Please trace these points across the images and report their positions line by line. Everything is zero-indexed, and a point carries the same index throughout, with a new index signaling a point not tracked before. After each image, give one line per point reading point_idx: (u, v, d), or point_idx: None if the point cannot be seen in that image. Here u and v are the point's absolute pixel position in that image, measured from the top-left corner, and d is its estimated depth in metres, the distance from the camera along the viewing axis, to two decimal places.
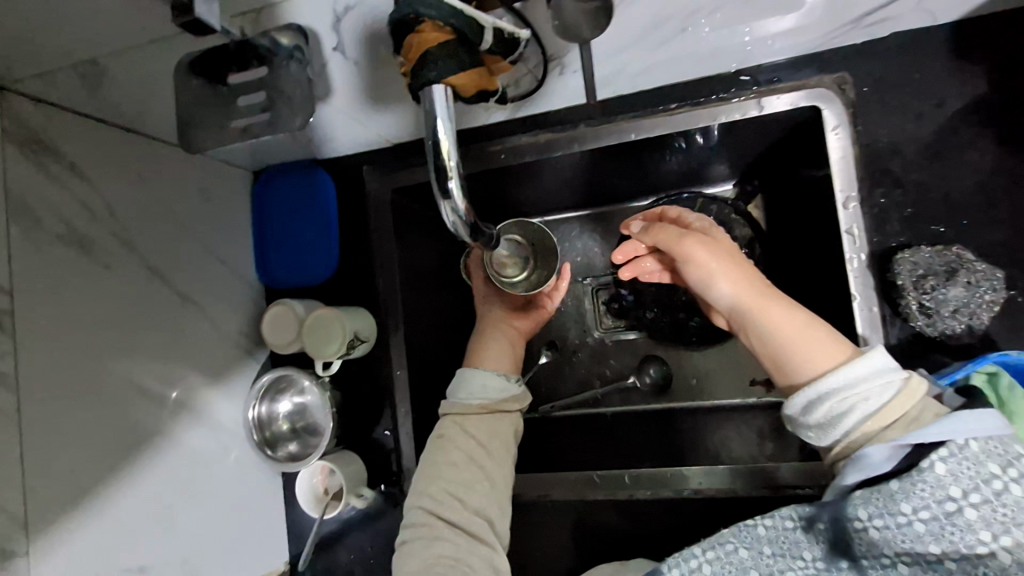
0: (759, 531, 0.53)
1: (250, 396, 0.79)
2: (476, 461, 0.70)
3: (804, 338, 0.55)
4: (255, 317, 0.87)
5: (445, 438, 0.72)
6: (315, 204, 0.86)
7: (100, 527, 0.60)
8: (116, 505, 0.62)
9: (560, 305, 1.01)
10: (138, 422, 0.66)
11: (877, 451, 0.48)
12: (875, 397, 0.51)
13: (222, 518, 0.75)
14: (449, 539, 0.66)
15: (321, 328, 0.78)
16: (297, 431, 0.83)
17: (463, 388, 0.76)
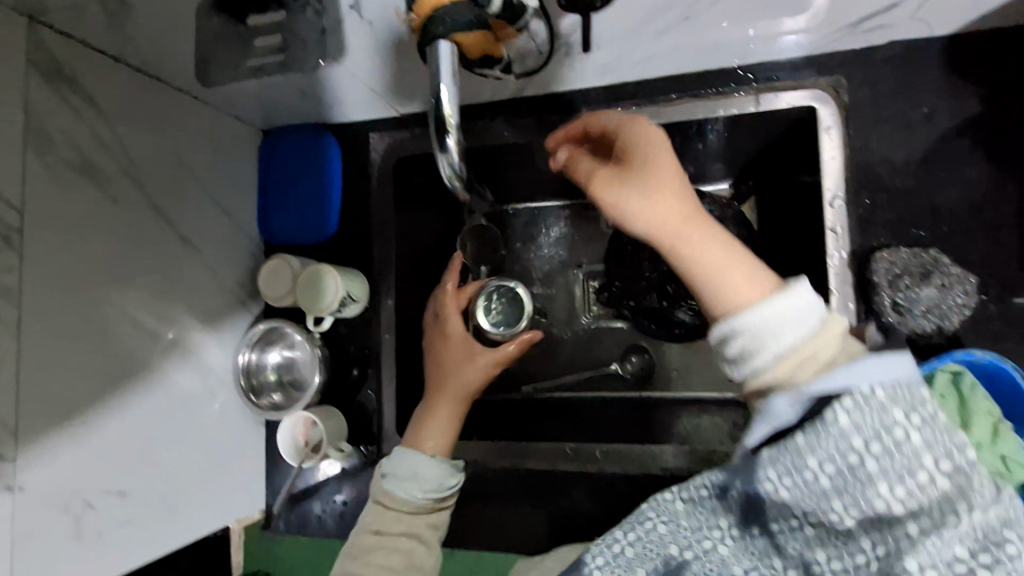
0: (676, 505, 0.53)
1: (244, 341, 0.81)
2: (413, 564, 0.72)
3: (723, 276, 0.52)
4: (252, 271, 0.89)
5: (385, 533, 0.72)
6: (319, 167, 0.88)
7: (85, 446, 0.62)
8: (101, 428, 0.64)
9: (551, 289, 1.03)
10: (130, 352, 0.69)
11: (780, 402, 0.46)
12: (798, 345, 0.48)
13: (203, 457, 0.78)
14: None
15: (314, 283, 0.80)
16: (283, 383, 0.85)
17: (408, 483, 0.75)
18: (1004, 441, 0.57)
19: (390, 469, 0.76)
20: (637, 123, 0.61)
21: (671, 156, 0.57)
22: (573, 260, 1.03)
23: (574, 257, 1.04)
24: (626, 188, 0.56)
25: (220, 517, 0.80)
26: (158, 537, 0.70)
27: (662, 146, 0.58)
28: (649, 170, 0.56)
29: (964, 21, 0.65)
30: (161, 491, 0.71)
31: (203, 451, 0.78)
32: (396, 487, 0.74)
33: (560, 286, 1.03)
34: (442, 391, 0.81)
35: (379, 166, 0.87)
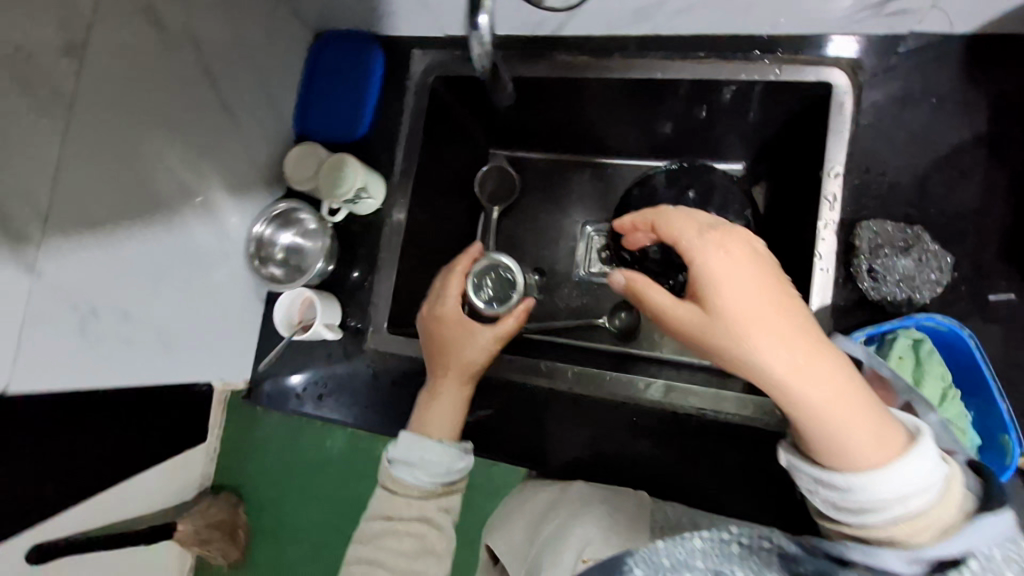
0: (733, 546, 0.49)
1: (264, 215, 0.87)
2: (425, 548, 0.72)
3: (847, 423, 0.48)
4: (281, 158, 0.95)
5: (397, 519, 0.73)
6: (361, 71, 0.93)
7: (102, 255, 0.67)
8: (120, 245, 0.70)
9: (558, 240, 1.10)
10: (157, 189, 0.74)
11: (895, 559, 0.45)
12: (911, 502, 0.46)
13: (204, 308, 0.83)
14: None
15: (337, 172, 0.86)
16: (287, 263, 0.90)
17: (416, 470, 0.73)
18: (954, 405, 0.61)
19: (398, 456, 0.75)
20: (709, 251, 0.54)
21: (768, 286, 0.52)
22: (585, 218, 1.09)
23: (584, 212, 1.10)
24: (721, 323, 0.52)
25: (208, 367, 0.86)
26: (149, 366, 0.77)
27: (749, 272, 0.53)
28: (750, 303, 0.51)
29: (985, 19, 0.69)
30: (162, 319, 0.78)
31: (206, 304, 0.83)
32: (405, 477, 0.74)
33: (565, 236, 1.09)
34: (454, 378, 0.80)
35: (418, 81, 0.92)
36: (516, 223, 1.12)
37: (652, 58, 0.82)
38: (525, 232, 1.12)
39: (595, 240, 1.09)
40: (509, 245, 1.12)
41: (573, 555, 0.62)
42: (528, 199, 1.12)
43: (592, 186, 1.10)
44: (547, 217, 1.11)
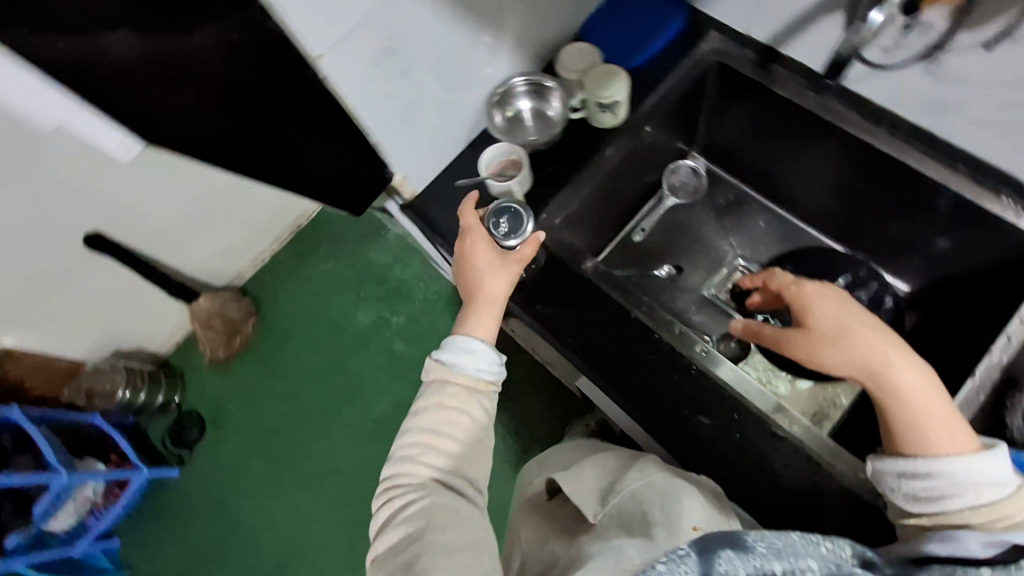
0: (794, 538, 0.59)
1: (530, 76, 0.96)
2: (471, 442, 0.79)
3: (931, 414, 0.72)
4: (552, 46, 1.02)
5: (444, 402, 0.80)
6: (662, 20, 1.02)
7: (426, 15, 0.75)
8: (438, 17, 0.78)
9: (708, 256, 1.16)
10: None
11: (976, 544, 0.63)
12: (976, 489, 0.65)
13: (435, 111, 0.91)
14: (443, 495, 0.75)
15: (602, 77, 0.93)
16: (512, 121, 0.97)
17: (465, 359, 0.81)
18: None
19: (444, 350, 0.83)
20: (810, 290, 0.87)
21: (863, 321, 0.82)
22: (740, 251, 1.16)
23: (743, 247, 1.16)
24: (828, 342, 0.81)
25: (404, 162, 0.93)
26: (382, 124, 0.84)
27: (840, 305, 0.84)
28: (850, 330, 0.81)
29: None
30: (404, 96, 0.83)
31: (437, 106, 0.90)
32: (453, 363, 0.80)
33: (716, 258, 1.16)
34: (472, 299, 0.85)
35: (700, 54, 1.00)
36: (680, 220, 1.19)
37: (914, 147, 0.89)
38: (683, 232, 1.18)
39: (737, 274, 1.15)
40: (663, 234, 1.18)
41: (688, 518, 0.65)
42: (701, 208, 1.19)
43: (764, 230, 1.17)
44: (708, 231, 1.18)
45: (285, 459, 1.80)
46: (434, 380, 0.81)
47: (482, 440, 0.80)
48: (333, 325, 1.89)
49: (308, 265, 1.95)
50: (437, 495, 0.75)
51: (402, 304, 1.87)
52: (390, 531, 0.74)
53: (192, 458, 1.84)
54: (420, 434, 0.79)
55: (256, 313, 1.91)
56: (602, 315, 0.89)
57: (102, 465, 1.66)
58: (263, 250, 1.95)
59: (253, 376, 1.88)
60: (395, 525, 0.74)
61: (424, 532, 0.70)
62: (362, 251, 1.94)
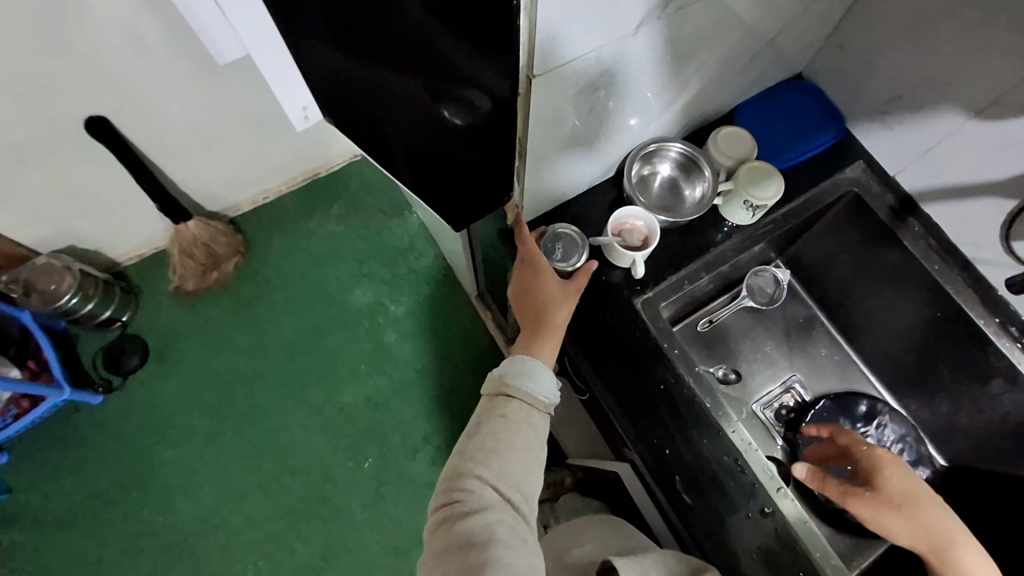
0: None
1: (689, 147, 0.91)
2: (528, 460, 0.83)
3: None
4: (701, 119, 0.97)
5: (509, 414, 0.84)
6: (815, 131, 0.99)
7: (632, 64, 0.72)
8: (638, 71, 0.74)
9: (766, 368, 1.13)
10: (678, 65, 0.78)
11: None
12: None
13: (582, 151, 0.86)
14: (506, 512, 0.77)
15: (756, 174, 0.87)
16: (645, 181, 0.93)
17: (527, 379, 0.86)
18: None
19: (507, 371, 0.87)
20: (878, 451, 0.87)
21: (926, 492, 0.83)
22: (798, 373, 1.14)
23: (800, 370, 1.14)
24: (899, 511, 0.81)
25: (533, 188, 0.88)
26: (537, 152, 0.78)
27: (905, 472, 0.85)
28: (920, 500, 0.82)
29: None
30: (569, 131, 0.79)
31: (585, 146, 0.85)
32: (519, 383, 0.85)
33: (773, 372, 1.13)
34: (537, 325, 0.89)
35: (843, 180, 0.97)
36: (748, 323, 1.15)
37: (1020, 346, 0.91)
38: (747, 337, 1.15)
39: (788, 395, 1.12)
40: (729, 333, 1.14)
41: None
42: (770, 317, 1.16)
43: (823, 360, 1.15)
44: (771, 344, 1.15)
45: (227, 421, 1.61)
46: (497, 395, 0.86)
47: (536, 458, 0.84)
48: (323, 291, 1.72)
49: (312, 219, 1.77)
50: (499, 510, 0.77)
51: (404, 292, 1.72)
52: (451, 538, 0.75)
53: (121, 389, 1.62)
54: (485, 442, 0.82)
55: (244, 253, 1.72)
56: (688, 427, 0.85)
57: (16, 372, 1.42)
58: (273, 190, 1.77)
59: (217, 319, 1.68)
60: (457, 533, 0.75)
61: (490, 544, 0.72)
62: (376, 223, 1.77)
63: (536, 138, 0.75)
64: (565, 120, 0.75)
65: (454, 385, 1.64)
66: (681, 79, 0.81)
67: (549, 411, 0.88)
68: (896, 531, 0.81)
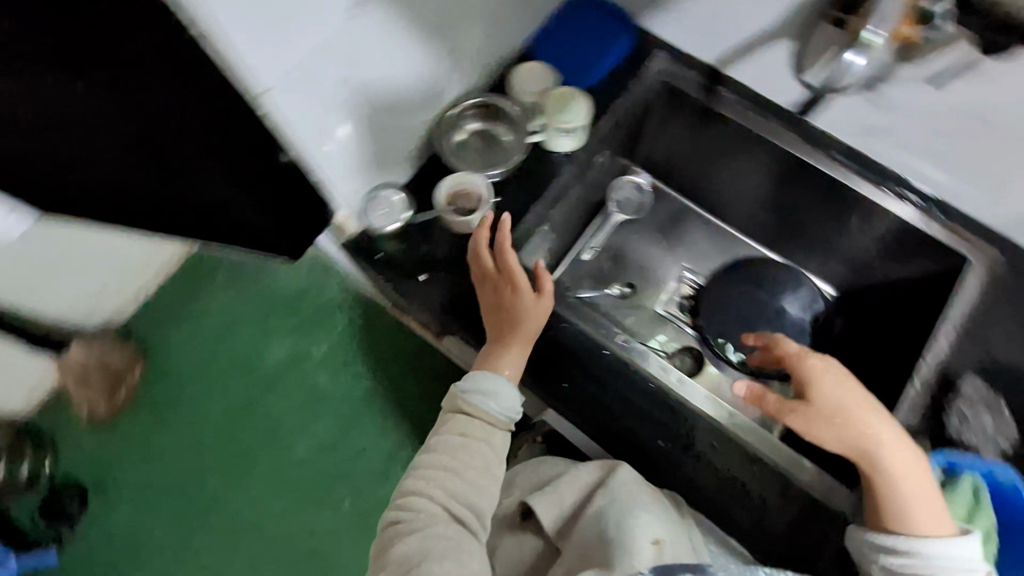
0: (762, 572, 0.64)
1: (483, 97, 0.94)
2: (481, 478, 0.82)
3: (922, 505, 0.71)
4: (498, 64, 0.97)
5: (467, 433, 0.84)
6: (607, 37, 1.00)
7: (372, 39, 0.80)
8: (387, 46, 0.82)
9: (656, 268, 1.18)
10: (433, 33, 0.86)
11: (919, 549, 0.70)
12: (959, 559, 0.69)
13: (376, 136, 0.89)
14: (452, 529, 0.78)
15: (559, 99, 0.90)
16: (465, 146, 0.94)
17: (488, 399, 0.84)
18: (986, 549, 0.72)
19: (469, 389, 0.85)
20: (818, 364, 0.79)
21: (865, 399, 0.76)
22: (686, 262, 1.19)
23: (688, 260, 1.19)
24: (836, 423, 0.75)
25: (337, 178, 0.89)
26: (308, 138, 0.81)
27: (845, 378, 0.78)
28: (863, 410, 0.75)
29: None
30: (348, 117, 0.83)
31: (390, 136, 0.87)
32: (479, 402, 0.84)
33: (664, 270, 1.18)
34: (498, 333, 0.84)
35: (647, 75, 0.99)
36: (626, 237, 1.19)
37: (844, 166, 0.96)
38: (628, 252, 1.19)
39: (684, 287, 1.18)
40: (613, 253, 1.18)
41: (648, 535, 0.74)
42: (643, 225, 1.20)
43: (706, 243, 1.20)
44: (653, 249, 1.19)
45: (192, 523, 1.56)
46: (456, 414, 0.86)
47: (493, 477, 0.83)
48: (241, 363, 1.67)
49: (201, 297, 1.70)
50: (444, 526, 0.78)
51: (320, 331, 1.69)
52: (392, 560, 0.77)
53: (74, 538, 1.54)
54: (436, 462, 0.83)
55: (143, 359, 1.64)
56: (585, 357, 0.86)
57: None
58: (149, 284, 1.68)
59: (142, 432, 1.61)
60: (398, 554, 0.77)
61: (423, 564, 0.74)
62: (266, 275, 1.72)
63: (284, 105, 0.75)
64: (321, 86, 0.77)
65: (401, 398, 1.63)
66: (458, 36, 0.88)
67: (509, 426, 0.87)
68: (829, 438, 0.75)
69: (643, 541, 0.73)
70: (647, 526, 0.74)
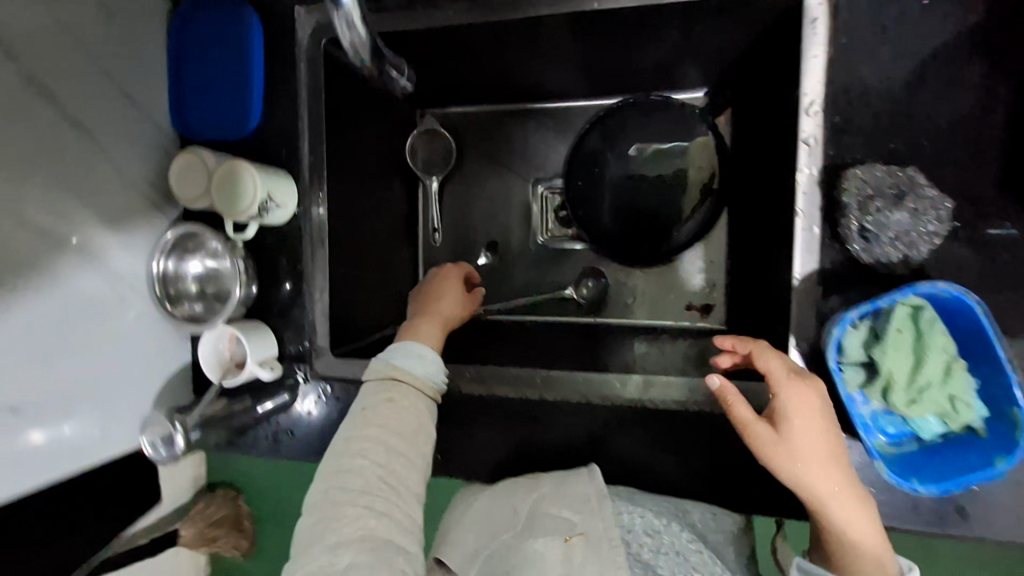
0: None
1: (159, 244, 0.73)
2: (410, 451, 0.65)
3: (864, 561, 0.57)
4: (165, 169, 0.79)
5: (395, 400, 0.67)
6: (239, 50, 0.76)
7: None
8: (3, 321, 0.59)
9: (506, 204, 0.99)
10: (34, 260, 0.62)
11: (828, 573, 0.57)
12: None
13: (100, 378, 0.70)
14: (384, 514, 0.60)
15: (228, 183, 0.71)
16: (206, 295, 0.78)
17: (417, 363, 0.72)
18: (955, 380, 0.55)
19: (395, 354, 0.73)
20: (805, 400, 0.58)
21: (838, 442, 0.57)
22: (532, 175, 0.98)
23: (533, 172, 0.98)
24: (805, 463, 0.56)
25: (119, 442, 0.73)
26: (49, 467, 0.64)
27: (826, 421, 0.57)
28: (838, 455, 0.56)
29: None
30: (48, 416, 0.64)
31: (151, 354, 0.77)
32: (409, 363, 0.69)
33: (517, 201, 0.99)
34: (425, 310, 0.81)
35: (305, 52, 0.76)
36: (459, 193, 1.01)
37: None
38: (470, 204, 1.00)
39: (547, 203, 0.98)
40: (456, 220, 1.01)
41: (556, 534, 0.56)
42: (466, 165, 1.00)
43: (539, 138, 0.97)
44: (492, 183, 0.99)
45: None
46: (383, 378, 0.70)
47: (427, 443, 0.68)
48: None
49: None
50: (367, 510, 0.59)
51: None
52: (312, 558, 0.58)
53: None
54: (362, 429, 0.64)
55: None
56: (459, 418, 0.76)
57: None
58: None
59: None
60: (321, 546, 0.58)
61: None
62: None
63: (82, 440, 0.68)
64: (94, 392, 0.69)
65: None
66: (107, 205, 0.70)
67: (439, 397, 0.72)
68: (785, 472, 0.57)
69: (550, 547, 0.54)
70: (554, 524, 0.57)
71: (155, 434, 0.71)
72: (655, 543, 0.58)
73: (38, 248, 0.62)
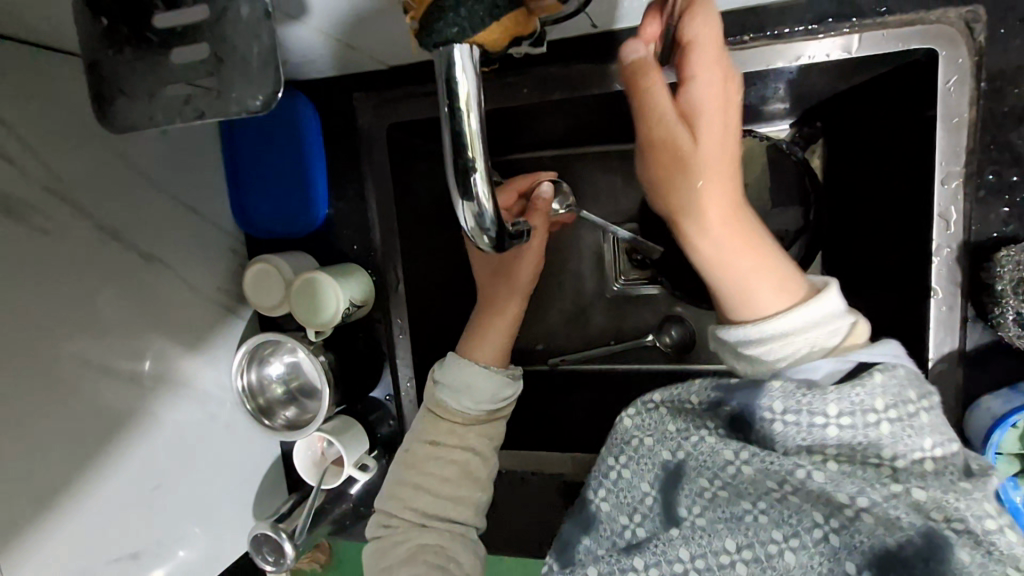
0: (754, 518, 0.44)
1: (241, 356, 0.72)
2: (460, 491, 0.68)
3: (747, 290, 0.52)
4: (236, 272, 0.77)
5: (439, 443, 0.68)
6: (296, 141, 0.73)
7: (79, 523, 0.57)
8: (105, 482, 0.59)
9: (577, 251, 0.94)
10: (126, 406, 0.62)
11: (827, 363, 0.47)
12: (814, 337, 0.49)
13: (200, 498, 0.70)
14: (442, 542, 0.65)
15: (309, 292, 0.69)
16: (292, 394, 0.78)
17: (461, 394, 0.69)
18: None
19: (443, 380, 0.70)
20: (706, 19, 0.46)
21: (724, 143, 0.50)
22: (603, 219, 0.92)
23: (604, 215, 0.92)
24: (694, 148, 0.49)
25: (224, 551, 0.74)
26: None
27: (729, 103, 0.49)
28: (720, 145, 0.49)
29: None
30: (160, 550, 0.65)
31: (243, 458, 0.77)
32: (457, 400, 0.69)
33: (589, 247, 0.93)
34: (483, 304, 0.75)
35: (369, 139, 0.72)
36: None
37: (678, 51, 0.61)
38: None
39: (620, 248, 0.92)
40: None
41: None
42: None
43: (609, 180, 0.91)
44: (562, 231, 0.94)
45: None
46: (435, 412, 0.70)
47: (483, 475, 0.69)
48: None
49: None
50: (421, 539, 0.65)
51: None
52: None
53: None
54: (411, 473, 0.68)
55: None
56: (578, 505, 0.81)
57: None
58: None
59: None
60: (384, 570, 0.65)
61: None
62: None
63: (196, 558, 0.69)
64: (198, 513, 0.70)
65: None
66: (186, 329, 0.69)
67: (491, 420, 0.71)
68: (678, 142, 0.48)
69: None
70: None
71: (261, 543, 0.71)
72: (758, 548, 0.43)
73: (128, 394, 0.62)
